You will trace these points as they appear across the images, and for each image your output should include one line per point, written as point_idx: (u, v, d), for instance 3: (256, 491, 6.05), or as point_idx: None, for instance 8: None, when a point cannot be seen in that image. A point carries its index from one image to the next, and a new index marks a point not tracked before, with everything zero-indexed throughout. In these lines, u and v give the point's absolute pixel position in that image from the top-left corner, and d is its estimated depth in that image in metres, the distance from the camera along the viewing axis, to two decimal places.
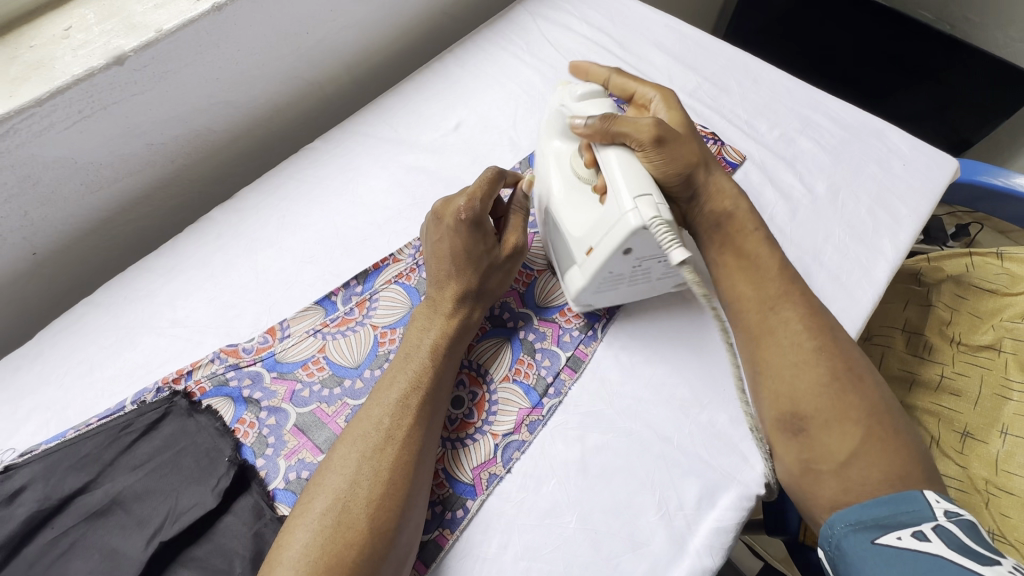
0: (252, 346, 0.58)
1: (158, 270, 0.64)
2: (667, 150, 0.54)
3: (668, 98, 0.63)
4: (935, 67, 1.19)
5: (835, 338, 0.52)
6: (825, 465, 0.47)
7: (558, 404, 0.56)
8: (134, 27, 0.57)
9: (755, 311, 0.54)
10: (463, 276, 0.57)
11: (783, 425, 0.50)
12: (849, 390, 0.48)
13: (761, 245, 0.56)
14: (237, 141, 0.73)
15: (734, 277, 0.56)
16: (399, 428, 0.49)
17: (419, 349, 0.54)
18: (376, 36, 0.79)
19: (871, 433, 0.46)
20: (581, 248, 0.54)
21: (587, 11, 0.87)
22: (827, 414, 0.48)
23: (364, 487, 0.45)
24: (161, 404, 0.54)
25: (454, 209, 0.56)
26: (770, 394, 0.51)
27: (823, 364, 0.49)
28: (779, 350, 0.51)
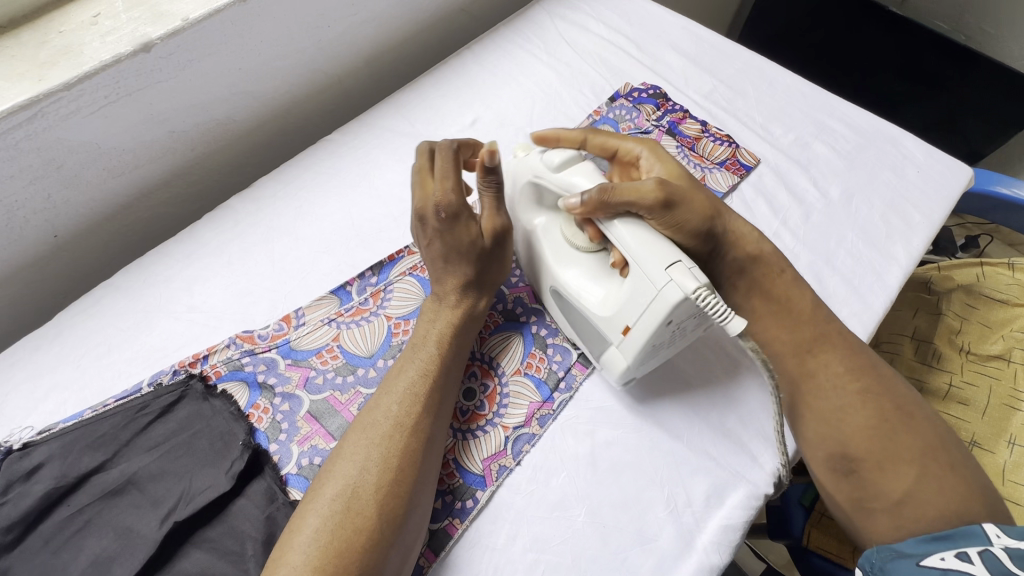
0: (268, 333, 0.59)
1: (176, 255, 0.64)
2: (678, 212, 0.52)
3: (657, 150, 0.60)
4: (949, 78, 1.19)
5: (879, 377, 0.52)
6: (878, 504, 0.49)
7: (568, 399, 0.57)
8: (161, 16, 0.58)
9: (793, 353, 0.55)
10: (458, 269, 0.56)
11: (832, 466, 0.51)
12: (899, 431, 0.50)
13: (792, 285, 0.57)
14: (257, 131, 0.74)
15: (769, 318, 0.56)
16: (410, 416, 0.49)
17: (428, 340, 0.54)
18: (395, 30, 0.79)
19: (924, 472, 0.48)
20: (613, 327, 0.51)
21: (604, 12, 0.87)
22: (879, 456, 0.49)
23: (373, 473, 0.46)
24: (177, 387, 0.55)
25: (432, 208, 0.56)
26: (818, 436, 0.52)
27: (871, 410, 0.51)
28: (824, 396, 0.52)
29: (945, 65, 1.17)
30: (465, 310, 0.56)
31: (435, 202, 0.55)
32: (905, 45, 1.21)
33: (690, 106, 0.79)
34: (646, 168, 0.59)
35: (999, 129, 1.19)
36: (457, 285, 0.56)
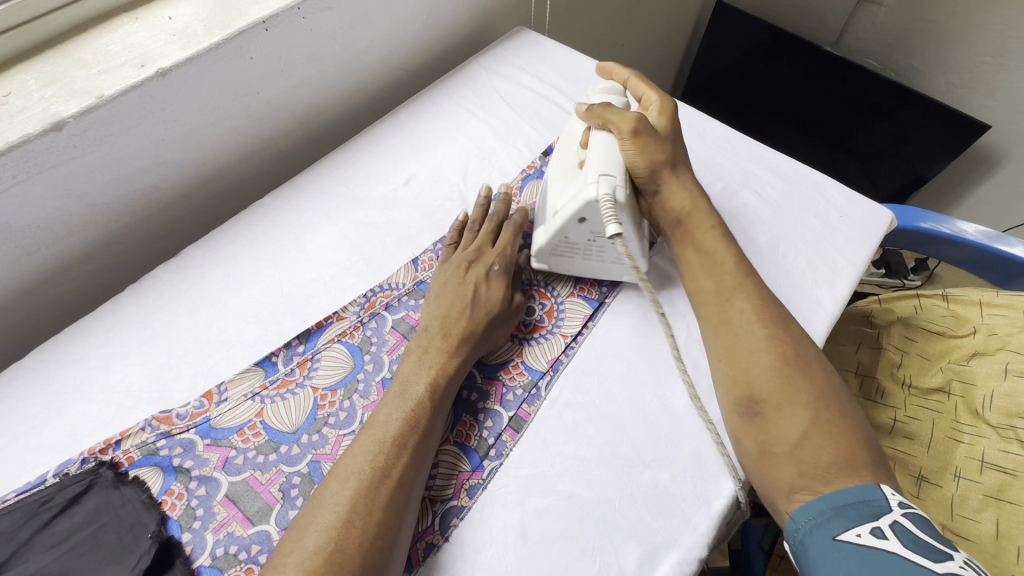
0: (186, 412, 0.57)
1: (94, 332, 0.62)
2: (640, 143, 0.62)
3: (667, 104, 0.68)
4: (889, 110, 1.29)
5: (788, 328, 0.55)
6: (780, 447, 0.49)
7: (498, 467, 0.55)
8: (75, 93, 0.58)
9: (713, 300, 0.58)
10: (473, 318, 0.60)
11: (740, 407, 0.53)
12: (799, 376, 0.51)
13: (719, 243, 0.61)
14: (187, 197, 0.73)
15: (698, 270, 0.61)
16: (394, 467, 0.49)
17: (416, 384, 0.55)
18: (330, 91, 0.80)
19: (819, 416, 0.49)
20: (550, 211, 0.64)
21: (539, 67, 0.90)
22: (779, 397, 0.51)
23: (358, 524, 0.45)
24: (85, 476, 0.52)
25: (488, 261, 0.64)
26: (728, 378, 0.54)
27: (775, 352, 0.53)
28: (734, 337, 0.55)
29: (887, 94, 1.27)
30: (466, 360, 0.58)
31: (493, 259, 0.65)
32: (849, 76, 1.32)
33: None
34: (651, 113, 0.68)
35: (939, 156, 1.28)
36: (472, 330, 0.59)
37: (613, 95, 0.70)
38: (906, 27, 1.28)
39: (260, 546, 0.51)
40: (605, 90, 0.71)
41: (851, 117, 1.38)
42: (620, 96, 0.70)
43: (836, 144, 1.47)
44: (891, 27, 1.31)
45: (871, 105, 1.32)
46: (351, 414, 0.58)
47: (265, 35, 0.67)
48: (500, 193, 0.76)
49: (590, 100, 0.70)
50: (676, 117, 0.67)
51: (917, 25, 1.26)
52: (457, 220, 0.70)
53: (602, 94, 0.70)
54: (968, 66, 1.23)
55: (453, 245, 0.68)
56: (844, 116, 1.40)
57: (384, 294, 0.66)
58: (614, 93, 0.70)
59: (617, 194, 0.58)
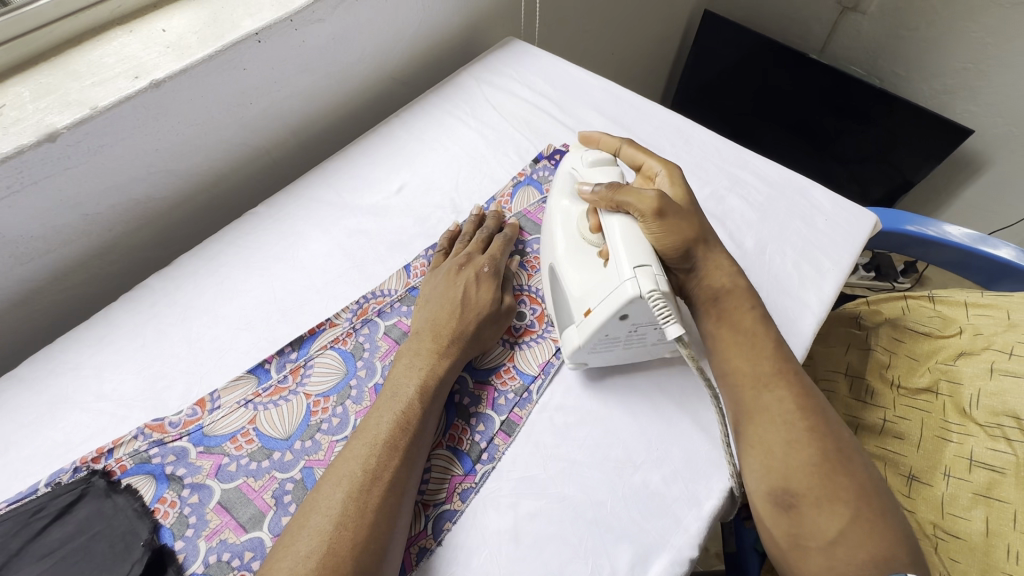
0: (179, 420, 0.57)
1: (87, 341, 0.63)
2: (668, 223, 0.58)
3: (674, 172, 0.65)
4: (874, 116, 1.32)
5: (827, 418, 0.52)
6: (813, 542, 0.47)
7: (490, 470, 0.56)
8: (69, 104, 0.58)
9: (748, 385, 0.55)
10: (463, 321, 0.60)
11: (774, 498, 0.50)
12: (839, 471, 0.49)
13: (757, 323, 0.58)
14: (180, 207, 0.74)
15: (730, 350, 0.57)
16: (386, 468, 0.50)
17: (406, 386, 0.56)
18: (323, 102, 0.81)
19: (858, 516, 0.47)
20: (580, 307, 0.57)
21: (530, 77, 0.91)
22: (819, 493, 0.48)
23: (350, 525, 0.46)
24: (77, 485, 0.52)
25: (477, 265, 0.65)
26: (763, 467, 0.51)
27: (816, 447, 0.50)
28: (772, 426, 0.52)
29: (873, 103, 1.30)
30: (456, 362, 0.59)
31: (482, 263, 0.65)
32: (836, 85, 1.35)
33: None
34: (660, 185, 0.65)
35: (924, 160, 1.30)
36: (463, 331, 0.60)
37: (607, 167, 0.66)
38: (889, 35, 1.31)
39: (254, 552, 0.51)
40: (598, 162, 0.67)
41: (838, 123, 1.41)
42: (612, 166, 0.67)
43: (823, 150, 1.50)
44: (874, 35, 1.34)
45: (857, 111, 1.35)
46: (344, 420, 0.58)
47: (257, 47, 0.68)
48: (491, 200, 0.77)
49: (585, 175, 0.65)
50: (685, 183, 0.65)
51: (899, 33, 1.29)
52: (448, 231, 0.72)
53: (596, 167, 0.66)
54: (949, 72, 1.25)
55: (444, 252, 0.69)
56: (830, 122, 1.43)
57: (377, 301, 0.67)
58: (604, 164, 0.67)
59: (660, 284, 0.52)
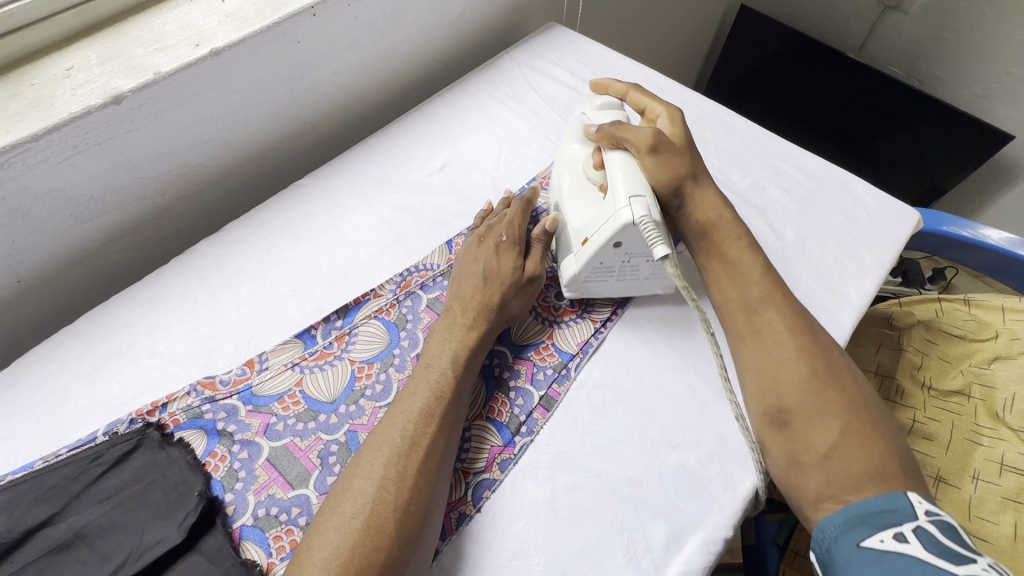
0: (229, 379, 0.59)
1: (140, 301, 0.65)
2: (662, 160, 0.61)
3: (674, 115, 0.66)
4: (908, 119, 1.30)
5: (819, 341, 0.54)
6: (809, 458, 0.49)
7: (529, 443, 0.57)
8: (134, 69, 0.60)
9: (740, 311, 0.58)
10: (487, 290, 0.61)
11: (769, 418, 0.52)
12: (829, 386, 0.51)
13: (749, 252, 0.60)
14: (229, 175, 0.75)
15: (727, 283, 0.60)
16: (424, 435, 0.50)
17: (441, 359, 0.57)
18: (368, 78, 0.83)
19: (849, 426, 0.49)
20: (578, 237, 0.61)
21: (571, 62, 0.91)
22: (809, 408, 0.50)
23: (391, 489, 0.47)
24: (133, 436, 0.54)
25: (497, 233, 0.65)
26: (757, 388, 0.54)
27: (806, 363, 0.52)
28: (764, 348, 0.55)
29: (907, 106, 1.28)
30: (485, 331, 0.59)
31: (504, 230, 0.65)
32: (871, 86, 1.33)
33: None
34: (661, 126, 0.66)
35: (959, 165, 1.28)
36: (487, 301, 0.60)
37: (614, 111, 0.69)
38: (931, 36, 1.29)
39: (300, 508, 0.52)
40: (605, 106, 0.69)
41: (871, 125, 1.39)
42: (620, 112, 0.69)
43: (854, 152, 1.49)
44: (916, 36, 1.32)
45: (891, 113, 1.33)
46: (387, 387, 0.59)
47: (312, 21, 0.69)
48: (532, 182, 0.77)
49: (590, 117, 0.68)
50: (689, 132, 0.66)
51: (943, 34, 1.27)
52: (480, 211, 0.72)
53: (603, 111, 0.69)
54: (992, 76, 1.23)
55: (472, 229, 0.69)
56: (863, 124, 1.41)
57: (419, 274, 0.68)
58: (613, 108, 0.69)
59: (653, 215, 0.54)
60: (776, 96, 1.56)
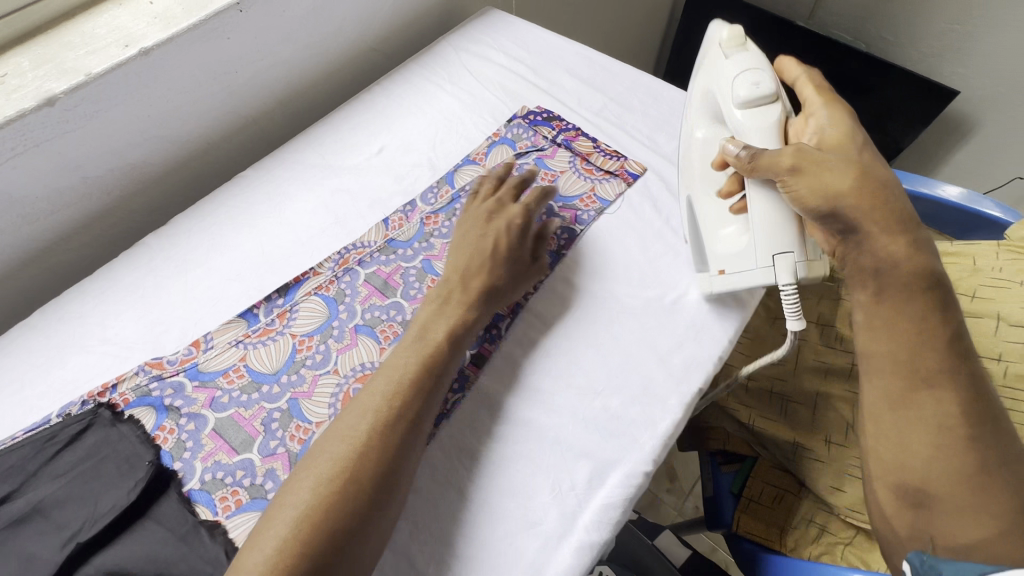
0: (177, 358, 0.62)
1: (90, 293, 0.68)
2: (812, 179, 0.53)
3: (840, 114, 0.58)
4: (868, 84, 1.37)
5: (992, 428, 0.48)
6: (945, 542, 0.47)
7: (461, 399, 0.60)
8: (66, 72, 0.63)
9: (900, 382, 0.51)
10: (493, 271, 0.63)
11: (903, 493, 0.50)
12: (991, 481, 0.46)
13: (919, 312, 0.51)
14: (174, 172, 0.79)
15: (877, 348, 0.53)
16: (407, 405, 0.52)
17: (435, 332, 0.58)
18: (305, 70, 0.86)
19: (1008, 529, 0.44)
20: (712, 262, 0.63)
21: (505, 43, 0.94)
22: (962, 498, 0.47)
23: (369, 451, 0.48)
24: (85, 416, 0.57)
25: (511, 216, 0.67)
26: (886, 460, 0.52)
27: (966, 454, 0.47)
28: (913, 426, 0.50)
29: (865, 72, 1.35)
30: (478, 311, 0.61)
31: (515, 214, 0.67)
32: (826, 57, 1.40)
33: (581, 123, 0.84)
34: (818, 120, 0.59)
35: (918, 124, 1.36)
36: (491, 284, 0.62)
37: (765, 107, 0.60)
38: None
39: (245, 471, 0.56)
40: (751, 102, 0.60)
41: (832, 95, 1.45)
42: (772, 102, 0.60)
43: None
44: None
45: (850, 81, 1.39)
46: (327, 356, 0.63)
47: (239, 17, 0.72)
48: (466, 158, 0.80)
49: (733, 122, 0.61)
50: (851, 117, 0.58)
51: None
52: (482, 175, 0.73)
53: (749, 109, 0.60)
54: (936, 34, 1.29)
55: (473, 193, 0.72)
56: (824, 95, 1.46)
57: (357, 251, 0.71)
58: (762, 101, 0.59)
59: (797, 276, 0.56)
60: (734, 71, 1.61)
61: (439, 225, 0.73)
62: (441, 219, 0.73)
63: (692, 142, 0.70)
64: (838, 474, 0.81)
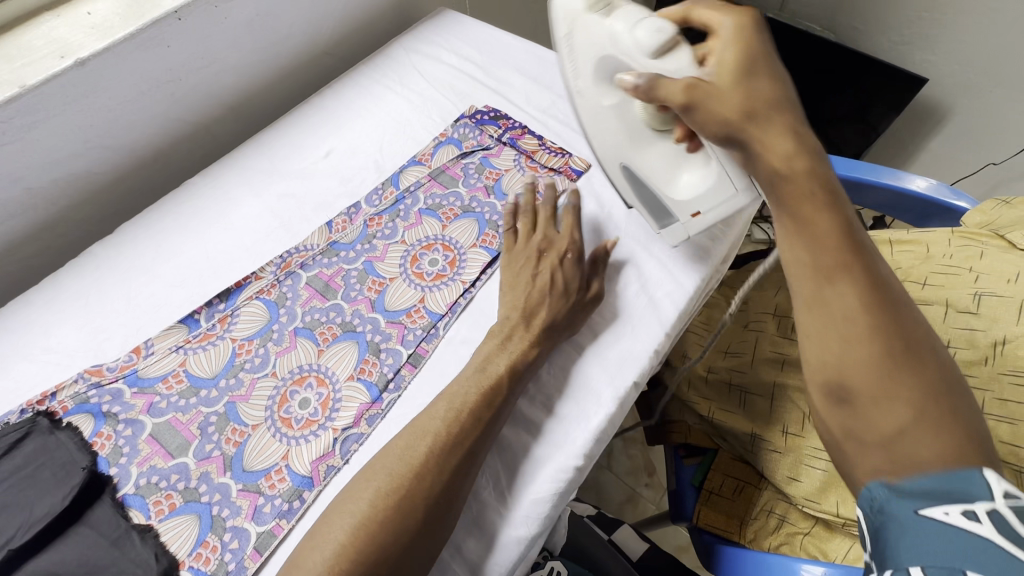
0: (117, 365, 0.63)
1: (35, 302, 0.68)
2: (705, 111, 0.49)
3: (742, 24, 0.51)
4: (849, 73, 1.36)
5: (897, 312, 0.42)
6: (872, 440, 0.41)
7: (396, 398, 0.61)
8: (1, 84, 0.63)
9: (811, 277, 0.45)
10: (555, 304, 0.63)
11: (825, 402, 0.44)
12: (905, 367, 0.41)
13: (823, 210, 0.45)
14: (122, 180, 0.79)
15: (779, 145, 0.47)
16: (469, 435, 0.53)
17: (497, 363, 0.59)
18: (255, 75, 0.86)
19: (923, 408, 0.39)
20: (682, 211, 0.62)
21: (456, 43, 0.95)
22: (876, 388, 0.40)
23: (420, 475, 0.50)
24: (23, 425, 0.57)
25: (561, 248, 0.66)
26: (809, 364, 0.45)
27: (875, 338, 0.41)
28: (830, 323, 0.43)
29: (846, 61, 1.34)
30: (545, 348, 0.61)
31: (566, 246, 0.67)
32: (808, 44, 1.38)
33: (527, 122, 0.84)
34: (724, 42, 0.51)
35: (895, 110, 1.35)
36: (553, 316, 0.62)
37: (662, 38, 0.53)
38: None
39: (180, 474, 0.56)
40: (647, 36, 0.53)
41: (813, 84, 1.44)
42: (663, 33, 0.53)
43: None
44: None
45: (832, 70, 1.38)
46: (265, 359, 0.63)
47: (179, 24, 0.72)
48: (413, 159, 0.80)
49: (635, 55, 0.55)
50: (751, 17, 0.52)
51: None
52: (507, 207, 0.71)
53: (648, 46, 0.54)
54: (905, 22, 1.29)
55: (512, 229, 0.69)
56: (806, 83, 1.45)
57: (299, 255, 0.71)
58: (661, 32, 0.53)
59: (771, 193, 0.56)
60: None
61: (382, 226, 0.73)
62: (385, 220, 0.74)
63: (603, 111, 0.63)
64: (793, 464, 0.79)
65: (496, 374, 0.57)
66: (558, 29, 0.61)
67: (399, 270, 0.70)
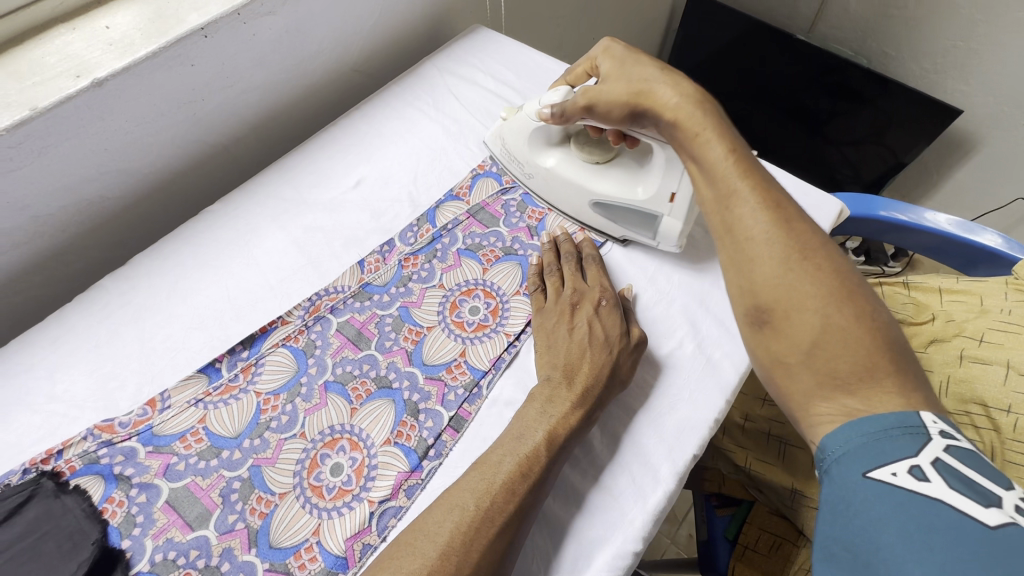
0: (129, 420, 0.57)
1: (41, 343, 0.62)
2: (602, 106, 0.61)
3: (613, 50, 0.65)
4: (868, 95, 1.30)
5: (793, 223, 0.45)
6: (790, 356, 0.42)
7: (437, 467, 0.56)
8: (9, 105, 0.57)
9: (715, 203, 0.48)
10: (599, 358, 0.58)
11: (746, 319, 0.45)
12: (805, 278, 0.42)
13: (716, 142, 0.50)
14: (137, 205, 0.74)
15: (707, 142, 0.51)
16: (501, 511, 0.48)
17: (536, 432, 0.54)
18: (281, 92, 0.81)
19: (831, 319, 0.41)
20: (661, 201, 0.66)
21: (495, 65, 0.90)
22: (789, 302, 0.42)
23: (456, 562, 0.46)
24: (26, 486, 0.52)
25: (594, 298, 0.63)
26: (731, 287, 0.46)
27: (778, 245, 0.43)
28: (734, 244, 0.46)
29: (867, 83, 1.28)
30: (591, 408, 0.56)
31: (599, 295, 0.63)
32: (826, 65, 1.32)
33: None
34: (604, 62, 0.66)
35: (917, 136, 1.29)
36: (597, 371, 0.57)
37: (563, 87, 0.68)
38: (878, 13, 1.29)
39: (199, 551, 0.51)
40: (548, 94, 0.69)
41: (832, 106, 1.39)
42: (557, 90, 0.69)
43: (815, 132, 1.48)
44: (863, 13, 1.32)
45: (852, 92, 1.32)
46: (293, 418, 0.58)
47: (205, 42, 0.67)
48: (449, 193, 0.76)
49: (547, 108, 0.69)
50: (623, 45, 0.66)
51: (890, 10, 1.27)
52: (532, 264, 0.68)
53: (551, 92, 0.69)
54: (940, 51, 1.25)
55: (541, 289, 0.66)
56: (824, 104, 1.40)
57: (330, 297, 0.66)
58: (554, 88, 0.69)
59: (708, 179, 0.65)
60: (730, 80, 1.55)
61: (418, 268, 0.69)
62: (421, 260, 0.69)
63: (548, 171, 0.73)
64: None
65: (548, 446, 0.53)
66: (492, 148, 0.78)
67: (437, 319, 0.65)
